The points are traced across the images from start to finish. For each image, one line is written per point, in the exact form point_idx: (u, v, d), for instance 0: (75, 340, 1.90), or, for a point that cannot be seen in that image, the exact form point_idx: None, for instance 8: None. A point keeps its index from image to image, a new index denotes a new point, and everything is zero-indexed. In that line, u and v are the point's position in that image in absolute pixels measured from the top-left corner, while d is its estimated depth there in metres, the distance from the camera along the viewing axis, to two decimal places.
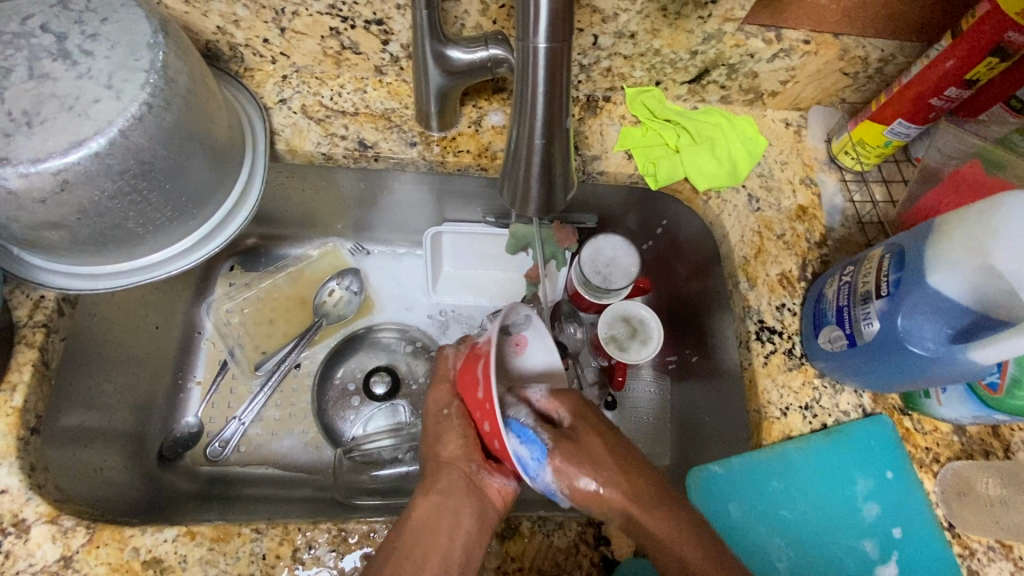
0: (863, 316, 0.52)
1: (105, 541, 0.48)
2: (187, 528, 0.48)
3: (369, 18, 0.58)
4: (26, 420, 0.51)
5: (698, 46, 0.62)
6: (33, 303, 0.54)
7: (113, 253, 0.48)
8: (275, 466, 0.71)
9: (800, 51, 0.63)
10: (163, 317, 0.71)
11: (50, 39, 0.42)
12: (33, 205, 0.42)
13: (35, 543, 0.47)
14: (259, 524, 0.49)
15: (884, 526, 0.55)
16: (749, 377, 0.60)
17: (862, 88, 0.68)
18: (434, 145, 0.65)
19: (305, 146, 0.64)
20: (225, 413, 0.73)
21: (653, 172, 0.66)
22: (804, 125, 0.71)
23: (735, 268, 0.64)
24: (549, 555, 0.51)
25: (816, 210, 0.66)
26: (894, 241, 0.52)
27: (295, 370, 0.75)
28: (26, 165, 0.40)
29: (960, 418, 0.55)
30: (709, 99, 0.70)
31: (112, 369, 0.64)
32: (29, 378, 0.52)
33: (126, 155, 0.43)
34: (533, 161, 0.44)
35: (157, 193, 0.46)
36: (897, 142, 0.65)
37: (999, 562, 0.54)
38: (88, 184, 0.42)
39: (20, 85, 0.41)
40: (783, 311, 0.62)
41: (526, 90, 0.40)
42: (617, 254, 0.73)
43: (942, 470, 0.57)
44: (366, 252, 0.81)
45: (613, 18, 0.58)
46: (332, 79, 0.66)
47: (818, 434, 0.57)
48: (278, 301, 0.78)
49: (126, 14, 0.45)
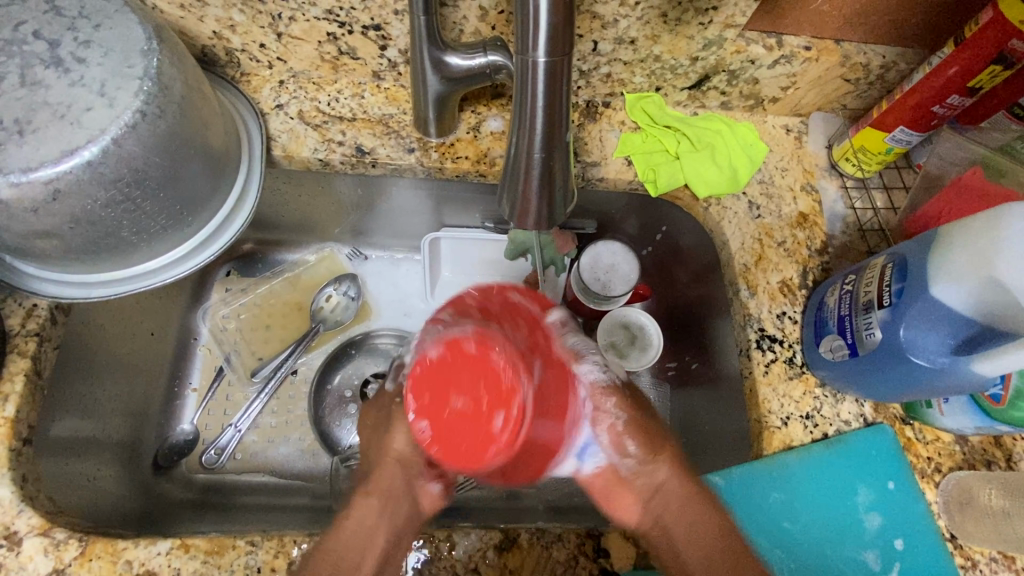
0: (865, 326, 0.51)
1: (98, 554, 0.47)
2: (181, 541, 0.48)
3: (366, 23, 0.58)
4: (19, 431, 0.50)
5: (699, 53, 0.61)
6: (25, 311, 0.54)
7: (106, 261, 0.47)
8: (272, 474, 0.70)
9: (801, 57, 0.62)
10: (158, 324, 0.71)
11: (42, 45, 0.42)
12: (24, 214, 0.41)
13: (27, 556, 0.46)
14: (254, 536, 0.49)
15: (886, 538, 0.54)
16: (750, 386, 0.59)
17: (863, 94, 0.68)
18: (432, 151, 0.65)
19: (302, 152, 0.63)
20: (221, 420, 0.72)
21: (653, 179, 0.66)
22: (805, 131, 0.71)
23: (735, 275, 0.63)
24: (547, 568, 0.50)
25: (817, 217, 0.66)
26: (896, 251, 0.52)
27: (291, 377, 0.75)
28: (18, 174, 0.40)
29: (962, 428, 0.55)
30: (709, 105, 0.69)
31: (107, 377, 0.63)
32: (22, 388, 0.51)
33: (119, 163, 0.42)
34: (532, 174, 0.44)
35: (151, 201, 0.46)
36: (898, 149, 0.64)
37: (1001, 573, 0.54)
38: (80, 193, 0.42)
39: (11, 92, 0.40)
40: (784, 319, 0.61)
41: (525, 105, 0.40)
42: (616, 260, 0.73)
43: (944, 481, 0.56)
44: (363, 257, 0.81)
45: (613, 24, 0.58)
46: (330, 85, 0.66)
47: (818, 444, 0.57)
48: (275, 307, 0.78)
49: (120, 20, 0.44)
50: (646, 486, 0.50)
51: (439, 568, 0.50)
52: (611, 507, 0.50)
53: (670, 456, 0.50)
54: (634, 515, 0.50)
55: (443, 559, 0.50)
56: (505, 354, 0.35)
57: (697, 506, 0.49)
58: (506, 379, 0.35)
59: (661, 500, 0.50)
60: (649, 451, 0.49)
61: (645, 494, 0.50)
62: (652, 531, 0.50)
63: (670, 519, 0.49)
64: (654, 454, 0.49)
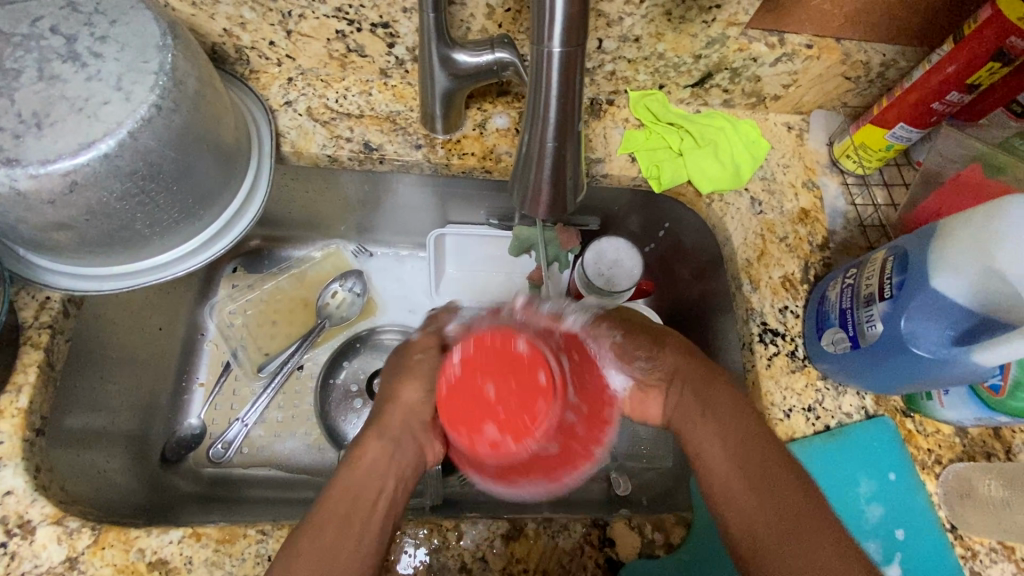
0: (866, 318, 0.52)
1: (111, 542, 0.48)
2: (192, 530, 0.48)
3: (375, 21, 0.59)
4: (31, 421, 0.51)
5: (702, 50, 0.62)
6: (38, 304, 0.54)
7: (119, 254, 0.48)
8: (278, 468, 0.71)
9: (802, 55, 0.63)
10: (166, 318, 0.71)
11: (59, 40, 0.42)
12: (41, 206, 0.42)
13: (40, 544, 0.47)
14: (265, 526, 0.49)
15: (887, 528, 0.55)
16: (752, 379, 0.60)
17: (864, 92, 0.69)
18: (439, 147, 0.66)
19: (310, 148, 0.64)
20: (228, 415, 0.73)
21: (657, 175, 0.67)
22: (806, 129, 0.71)
23: (738, 270, 0.64)
24: (554, 557, 0.51)
25: (818, 213, 0.67)
26: (897, 244, 0.53)
27: (298, 372, 0.75)
28: (36, 166, 0.40)
29: (962, 420, 0.55)
30: (711, 102, 0.70)
31: (116, 370, 0.64)
32: (35, 379, 0.52)
33: (135, 156, 0.43)
34: (545, 164, 0.44)
35: (165, 194, 0.46)
36: (899, 145, 0.65)
37: (1001, 563, 0.54)
38: (96, 185, 0.42)
39: (29, 86, 0.41)
40: (786, 313, 0.62)
41: (539, 93, 0.41)
42: (620, 256, 0.73)
43: (944, 472, 0.57)
44: (368, 254, 0.81)
45: (618, 22, 0.59)
46: (337, 82, 0.67)
47: (820, 436, 0.57)
48: (281, 302, 0.78)
49: (135, 16, 0.45)
50: (660, 376, 0.51)
51: (447, 557, 0.50)
52: (635, 411, 0.52)
53: (676, 347, 0.52)
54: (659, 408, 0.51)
55: (451, 549, 0.51)
56: (536, 358, 0.40)
57: (713, 389, 0.49)
58: (526, 365, 0.39)
59: (677, 385, 0.50)
60: (653, 348, 0.52)
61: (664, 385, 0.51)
62: (675, 416, 0.50)
63: (686, 404, 0.49)
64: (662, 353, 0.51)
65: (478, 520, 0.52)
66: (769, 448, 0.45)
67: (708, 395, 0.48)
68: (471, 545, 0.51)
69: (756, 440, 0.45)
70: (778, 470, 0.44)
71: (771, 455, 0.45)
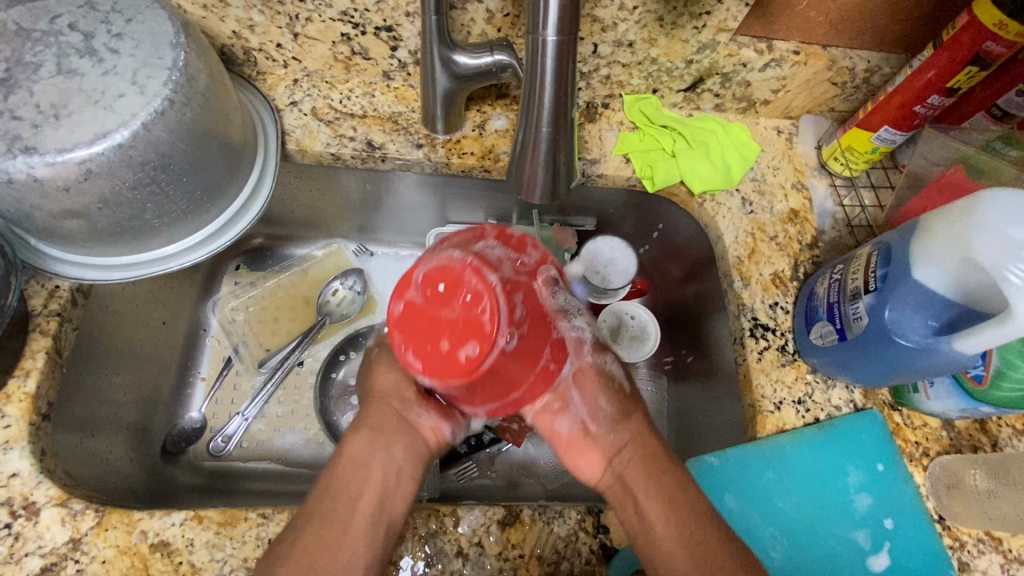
0: (853, 312, 0.54)
1: (114, 524, 0.48)
2: (194, 513, 0.49)
3: (379, 25, 0.61)
4: (38, 406, 0.52)
5: (693, 56, 0.65)
6: (48, 292, 0.56)
7: (130, 244, 0.50)
8: (277, 461, 0.72)
9: (790, 61, 0.66)
10: (169, 313, 0.73)
11: (78, 37, 0.44)
12: (57, 193, 0.44)
13: (44, 525, 0.48)
14: (266, 509, 0.50)
15: (876, 517, 0.56)
16: (744, 372, 0.62)
17: (850, 97, 0.71)
18: (439, 147, 0.68)
19: (315, 146, 0.66)
20: (229, 409, 0.74)
21: (650, 176, 0.69)
22: (795, 133, 0.74)
23: (729, 267, 0.66)
24: (549, 542, 0.52)
25: (807, 214, 0.69)
26: (881, 239, 0.54)
27: (298, 368, 0.76)
28: (53, 155, 0.42)
29: (948, 412, 0.57)
30: (703, 107, 0.72)
31: (119, 363, 0.65)
32: (43, 365, 0.54)
33: (147, 147, 0.45)
34: (540, 148, 0.46)
35: (174, 184, 0.48)
36: (884, 148, 0.68)
37: (989, 554, 0.55)
38: (110, 174, 0.44)
39: (49, 80, 0.42)
40: (776, 309, 0.64)
41: (534, 82, 0.43)
42: (615, 255, 0.75)
43: (931, 464, 0.58)
44: (369, 254, 0.83)
45: (612, 27, 0.61)
46: (341, 84, 0.69)
47: (810, 427, 0.59)
48: (283, 300, 0.80)
49: (150, 15, 0.47)
50: (612, 442, 0.50)
51: (444, 542, 0.51)
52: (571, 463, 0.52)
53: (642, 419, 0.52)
54: (596, 470, 0.51)
55: (448, 533, 0.52)
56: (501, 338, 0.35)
57: (658, 465, 0.49)
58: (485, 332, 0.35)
59: (626, 455, 0.50)
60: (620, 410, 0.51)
61: (608, 454, 0.50)
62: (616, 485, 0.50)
63: (631, 478, 0.49)
64: (625, 414, 0.51)
65: (475, 506, 0.53)
66: (711, 536, 0.46)
67: (659, 471, 0.49)
68: (467, 531, 0.52)
69: (698, 529, 0.46)
70: (720, 562, 0.45)
71: (703, 529, 0.46)
